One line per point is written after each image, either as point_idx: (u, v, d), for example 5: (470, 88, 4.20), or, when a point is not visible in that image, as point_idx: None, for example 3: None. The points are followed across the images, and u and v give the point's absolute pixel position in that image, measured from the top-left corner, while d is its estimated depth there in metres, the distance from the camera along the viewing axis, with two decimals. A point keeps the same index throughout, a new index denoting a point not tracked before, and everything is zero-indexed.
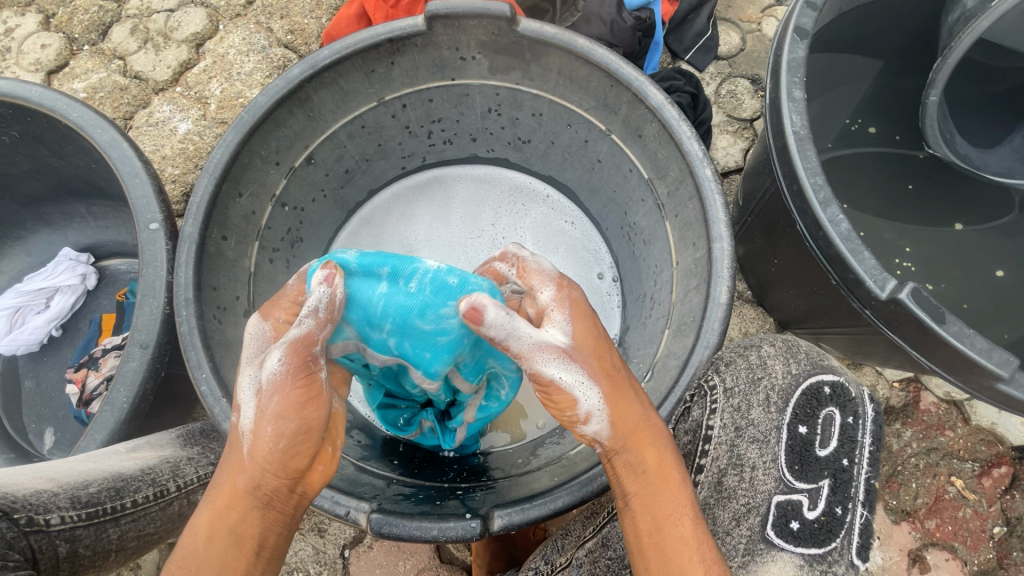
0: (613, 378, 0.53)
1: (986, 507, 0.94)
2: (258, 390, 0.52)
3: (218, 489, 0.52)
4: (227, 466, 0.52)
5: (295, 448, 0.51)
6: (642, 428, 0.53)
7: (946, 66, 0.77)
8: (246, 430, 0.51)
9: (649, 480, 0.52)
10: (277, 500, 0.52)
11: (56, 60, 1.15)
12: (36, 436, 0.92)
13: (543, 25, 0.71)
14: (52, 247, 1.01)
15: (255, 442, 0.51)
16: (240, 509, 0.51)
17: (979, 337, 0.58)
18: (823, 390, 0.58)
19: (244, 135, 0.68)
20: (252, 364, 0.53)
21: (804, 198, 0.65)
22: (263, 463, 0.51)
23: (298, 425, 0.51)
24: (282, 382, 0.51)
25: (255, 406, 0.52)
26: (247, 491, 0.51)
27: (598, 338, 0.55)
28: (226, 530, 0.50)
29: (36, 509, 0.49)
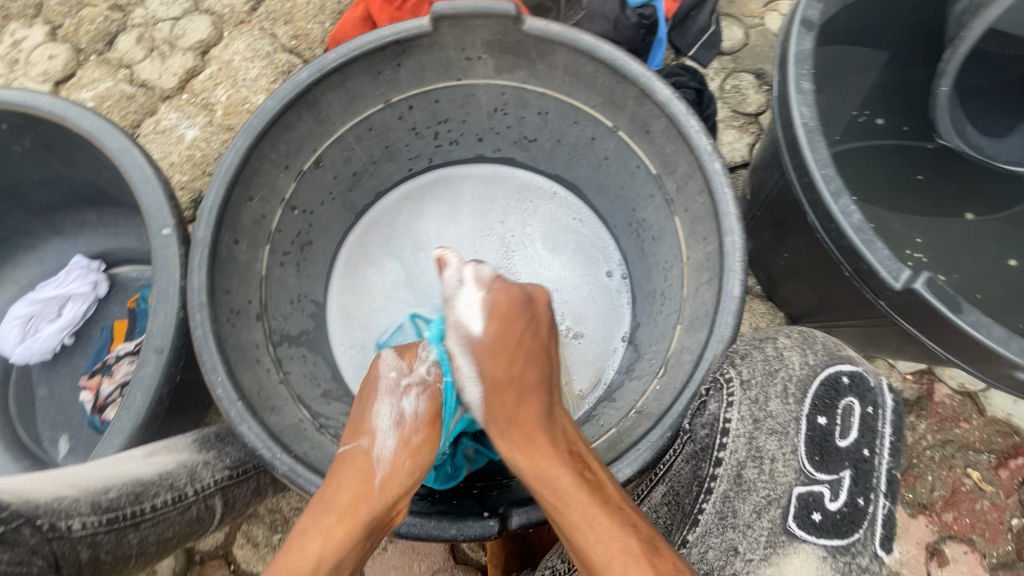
0: (511, 359, 0.64)
1: (1003, 499, 0.93)
2: (398, 422, 0.64)
3: (334, 514, 0.56)
4: (348, 489, 0.57)
5: (410, 491, 0.61)
6: (519, 388, 0.63)
7: (956, 56, 0.81)
8: (381, 462, 0.61)
9: (526, 432, 0.60)
10: (374, 536, 0.58)
11: (64, 71, 1.16)
12: (52, 443, 0.93)
13: (548, 22, 0.71)
14: (63, 255, 1.01)
15: (390, 475, 0.60)
16: (354, 536, 0.56)
17: (996, 325, 0.58)
18: (842, 381, 0.58)
19: (254, 139, 0.69)
20: (391, 395, 0.65)
21: (815, 190, 0.65)
22: (390, 496, 0.59)
23: (419, 470, 0.62)
24: (422, 427, 0.64)
25: (394, 439, 0.63)
26: (366, 520, 0.57)
27: (507, 340, 0.64)
28: (334, 561, 0.55)
29: (58, 515, 0.49)
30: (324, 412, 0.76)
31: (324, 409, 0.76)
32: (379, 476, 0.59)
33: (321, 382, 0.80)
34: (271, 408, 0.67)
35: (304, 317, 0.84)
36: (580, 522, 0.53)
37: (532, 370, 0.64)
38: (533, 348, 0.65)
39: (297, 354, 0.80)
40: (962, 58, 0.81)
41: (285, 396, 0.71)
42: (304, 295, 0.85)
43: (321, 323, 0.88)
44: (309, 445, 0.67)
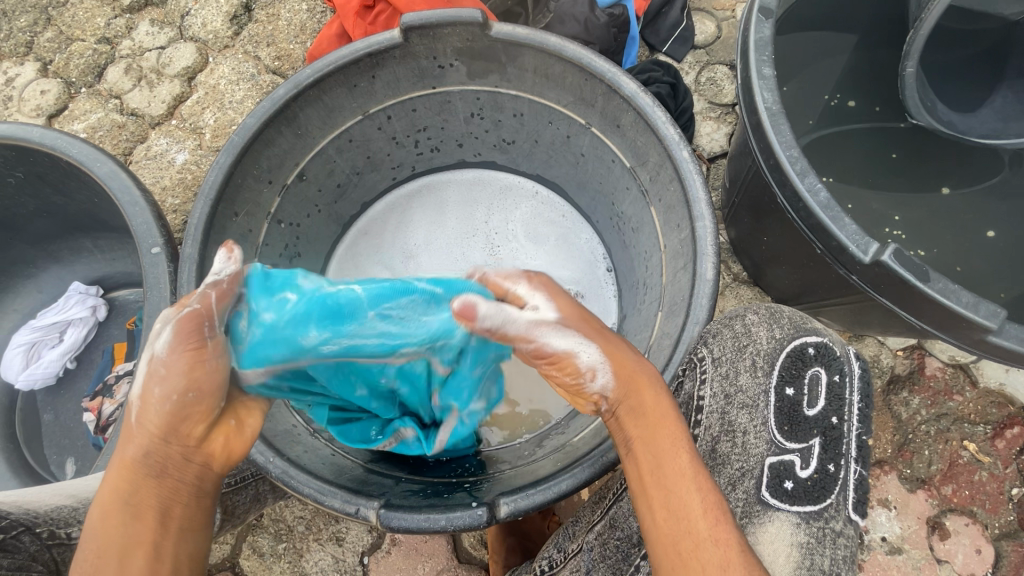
0: (607, 333, 0.55)
1: (1002, 469, 0.93)
2: (150, 362, 0.51)
3: (114, 464, 0.51)
4: (122, 439, 0.52)
5: (180, 413, 0.51)
6: (643, 376, 0.53)
7: (919, 36, 0.75)
8: (136, 401, 0.52)
9: (649, 419, 0.52)
10: (172, 466, 0.51)
11: (56, 104, 1.19)
12: (59, 466, 0.95)
13: (515, 27, 0.73)
14: (63, 282, 1.04)
15: (144, 409, 0.51)
16: (133, 477, 0.50)
17: (964, 291, 0.59)
18: (807, 351, 0.59)
19: (236, 157, 0.71)
20: (156, 336, 0.52)
21: (782, 171, 0.66)
22: (155, 429, 0.51)
23: (182, 393, 0.51)
24: (173, 351, 0.50)
25: (145, 378, 0.51)
26: (137, 458, 0.50)
27: (584, 312, 0.57)
28: (125, 501, 0.49)
29: (58, 523, 0.52)
30: None
31: None
32: (138, 412, 0.51)
33: None
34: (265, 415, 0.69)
35: None
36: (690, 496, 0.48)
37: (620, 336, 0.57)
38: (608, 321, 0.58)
39: None
40: (926, 39, 0.75)
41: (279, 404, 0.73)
42: None
43: None
44: (303, 449, 0.67)
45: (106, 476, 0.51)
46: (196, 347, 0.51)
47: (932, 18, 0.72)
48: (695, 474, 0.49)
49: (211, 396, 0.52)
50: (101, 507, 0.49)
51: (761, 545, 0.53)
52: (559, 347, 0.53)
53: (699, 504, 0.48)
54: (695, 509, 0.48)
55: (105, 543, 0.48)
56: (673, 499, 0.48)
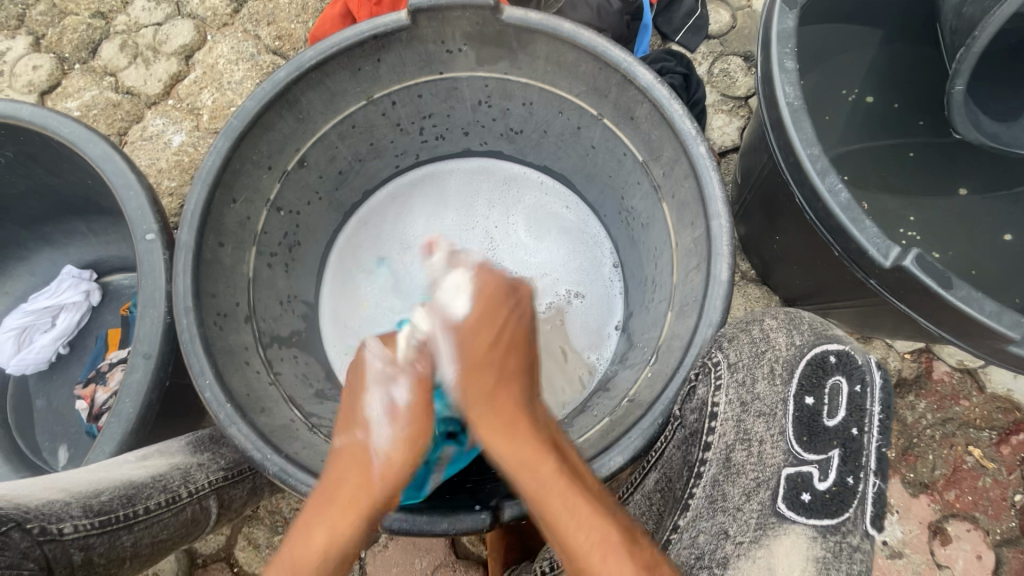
0: (483, 353, 0.61)
1: (1006, 475, 0.92)
2: (391, 412, 0.60)
3: (339, 506, 0.53)
4: (348, 481, 0.55)
5: (412, 477, 0.57)
6: (507, 412, 0.56)
7: (971, 55, 0.74)
8: (376, 451, 0.57)
9: (501, 431, 0.55)
10: (381, 521, 0.55)
11: (49, 81, 1.15)
12: (51, 452, 0.93)
13: (527, 11, 0.70)
14: (56, 265, 1.01)
15: (388, 464, 0.56)
16: (358, 528, 0.53)
17: (987, 300, 0.57)
18: (829, 359, 0.56)
19: (234, 141, 0.68)
20: (379, 385, 0.63)
21: (801, 170, 0.64)
22: (389, 486, 0.56)
23: (419, 455, 0.58)
24: (418, 409, 0.61)
25: (389, 428, 0.59)
26: (370, 510, 0.54)
27: (496, 310, 0.65)
28: (343, 551, 0.52)
29: (48, 519, 0.50)
30: (317, 413, 0.76)
31: (317, 409, 0.76)
32: (377, 465, 0.56)
33: (314, 382, 0.80)
34: (262, 409, 0.67)
35: (295, 317, 0.84)
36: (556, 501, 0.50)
37: (508, 348, 0.62)
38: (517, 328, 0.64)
39: (289, 355, 0.80)
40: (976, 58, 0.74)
41: (277, 397, 0.71)
42: (294, 296, 0.84)
43: (313, 323, 0.88)
44: (301, 445, 0.66)
45: (328, 517, 0.52)
46: (428, 406, 0.61)
47: (984, 38, 0.71)
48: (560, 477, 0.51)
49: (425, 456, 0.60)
50: (312, 549, 0.51)
51: (776, 558, 0.52)
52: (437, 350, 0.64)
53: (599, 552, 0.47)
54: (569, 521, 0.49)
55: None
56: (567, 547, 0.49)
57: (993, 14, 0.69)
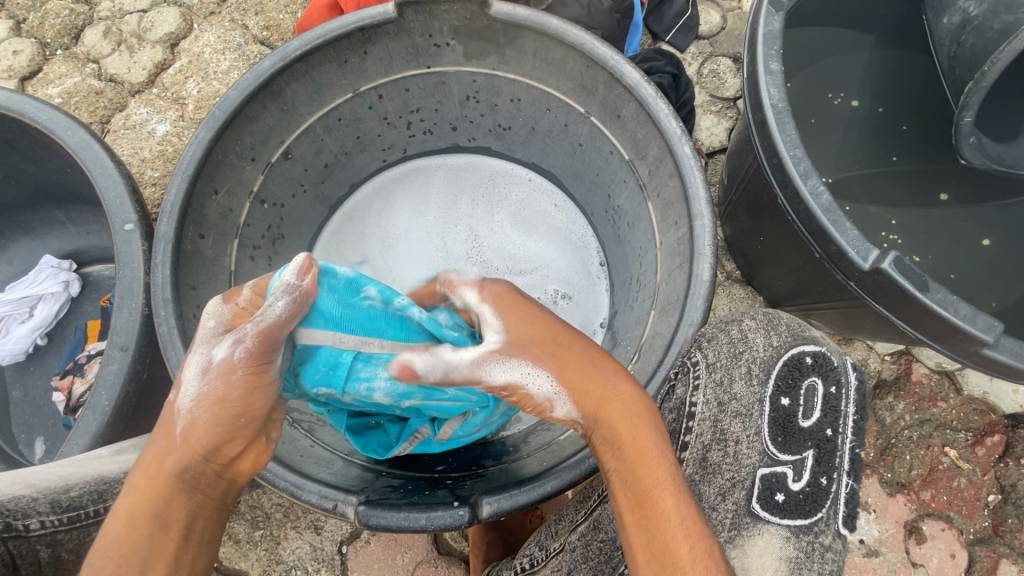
0: (572, 348, 0.53)
1: (980, 476, 0.94)
2: (204, 369, 0.48)
3: (142, 472, 0.47)
4: (156, 443, 0.48)
5: (229, 435, 0.48)
6: (621, 406, 0.50)
7: (979, 88, 0.72)
8: (181, 411, 0.48)
9: (625, 453, 0.48)
10: (205, 484, 0.47)
11: (29, 66, 1.13)
12: (27, 445, 0.91)
13: (515, 6, 0.70)
14: (34, 255, 1.00)
15: (190, 424, 0.47)
16: (162, 492, 0.46)
17: (962, 303, 0.58)
18: (805, 360, 0.58)
19: (216, 131, 0.68)
20: (205, 344, 0.50)
21: (785, 171, 0.64)
22: (196, 447, 0.47)
23: (235, 412, 0.48)
24: (235, 365, 0.48)
25: (198, 385, 0.48)
26: (173, 474, 0.46)
27: (536, 322, 0.54)
28: (154, 517, 0.46)
29: (15, 515, 0.50)
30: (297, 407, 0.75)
31: None
32: (181, 426, 0.47)
33: None
34: None
35: None
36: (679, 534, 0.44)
37: (583, 347, 0.53)
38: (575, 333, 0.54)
39: None
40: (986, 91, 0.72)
41: None
42: None
43: None
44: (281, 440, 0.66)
45: (131, 481, 0.46)
46: (257, 363, 0.48)
47: (994, 73, 0.70)
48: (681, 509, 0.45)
49: (266, 411, 0.49)
50: (125, 516, 0.46)
51: (750, 558, 0.53)
52: (518, 380, 0.52)
53: (688, 554, 0.44)
54: (684, 556, 0.44)
55: (124, 557, 0.44)
56: (656, 544, 0.44)
57: (1004, 50, 0.68)
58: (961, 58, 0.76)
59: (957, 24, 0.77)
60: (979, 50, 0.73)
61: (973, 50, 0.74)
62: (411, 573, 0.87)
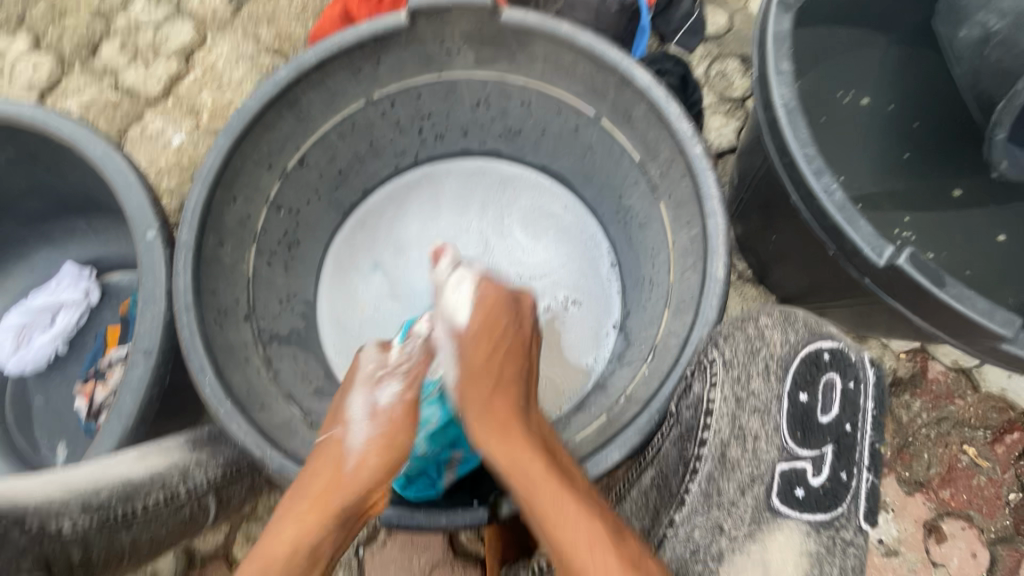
0: (496, 351, 0.64)
1: (1000, 474, 0.93)
2: (373, 410, 0.62)
3: (307, 502, 0.54)
4: (318, 480, 0.56)
5: (382, 479, 0.58)
6: (505, 410, 0.60)
7: (1012, 106, 0.74)
8: (351, 452, 0.59)
9: (507, 457, 0.56)
10: (351, 521, 0.55)
11: (48, 80, 1.16)
12: (50, 450, 0.93)
13: (526, 12, 0.71)
14: (55, 264, 1.02)
15: (359, 464, 0.58)
16: (326, 525, 0.53)
17: (980, 298, 0.58)
18: (823, 356, 0.58)
19: (234, 140, 0.69)
20: (365, 385, 0.65)
21: (797, 170, 0.64)
22: (361, 484, 0.56)
23: (396, 454, 0.60)
24: (399, 408, 0.63)
25: (367, 427, 0.61)
26: (340, 509, 0.54)
27: (494, 324, 0.66)
28: (307, 547, 0.52)
29: (48, 517, 0.50)
30: (315, 410, 0.76)
31: (315, 406, 0.77)
32: (349, 465, 0.58)
33: (313, 381, 0.81)
34: (261, 406, 0.67)
35: (295, 316, 0.84)
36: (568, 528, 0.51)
37: (510, 357, 0.65)
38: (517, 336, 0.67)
39: (288, 352, 0.80)
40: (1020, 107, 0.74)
41: (276, 394, 0.72)
42: (293, 294, 0.85)
43: (311, 322, 0.88)
44: (301, 441, 0.67)
45: (298, 507, 0.54)
46: (415, 403, 0.64)
47: None
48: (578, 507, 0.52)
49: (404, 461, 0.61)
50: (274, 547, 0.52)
51: (769, 551, 0.54)
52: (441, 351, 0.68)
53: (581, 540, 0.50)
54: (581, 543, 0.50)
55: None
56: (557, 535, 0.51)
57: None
58: (983, 74, 0.80)
59: (977, 38, 0.80)
60: (1006, 65, 0.77)
61: (999, 65, 0.78)
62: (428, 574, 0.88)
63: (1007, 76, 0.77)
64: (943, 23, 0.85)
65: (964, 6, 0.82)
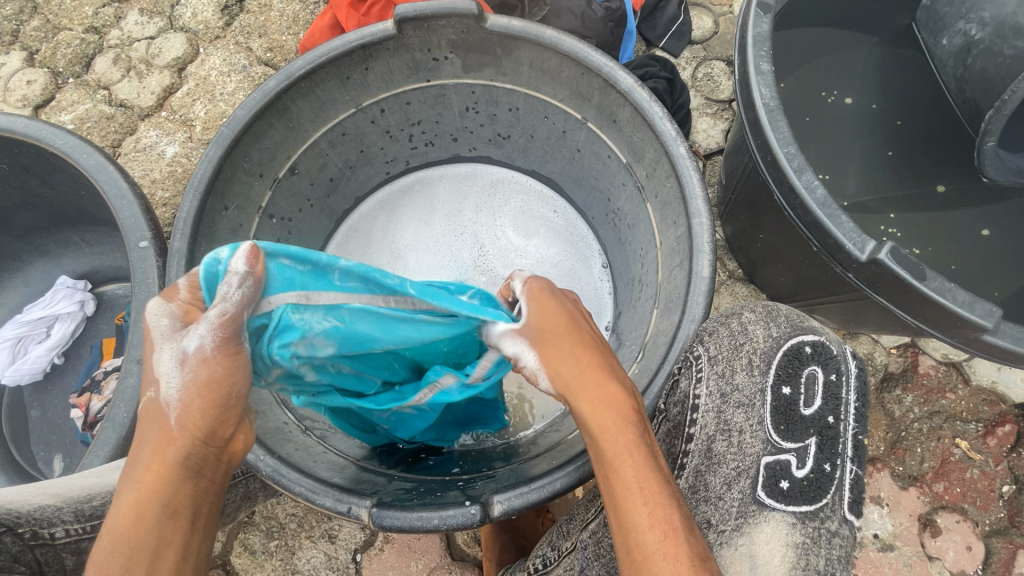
0: (561, 334, 0.53)
1: (993, 467, 0.94)
2: (182, 363, 0.46)
3: (142, 467, 0.45)
4: (147, 443, 0.45)
5: (224, 418, 0.47)
6: (590, 380, 0.51)
7: (1000, 115, 0.77)
8: (168, 401, 0.46)
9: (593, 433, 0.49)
10: (208, 468, 0.46)
11: (43, 95, 1.17)
12: (46, 463, 0.93)
13: (510, 19, 0.72)
14: (50, 276, 1.02)
15: (184, 412, 0.46)
16: (165, 484, 0.44)
17: (961, 290, 0.59)
18: (804, 350, 0.59)
19: (225, 150, 0.70)
20: (172, 339, 0.47)
21: (779, 168, 0.66)
22: (196, 433, 0.46)
23: (233, 389, 0.48)
24: (221, 350, 0.47)
25: (180, 378, 0.46)
26: (176, 464, 0.45)
27: (558, 314, 0.55)
28: (158, 508, 0.44)
29: (41, 524, 0.52)
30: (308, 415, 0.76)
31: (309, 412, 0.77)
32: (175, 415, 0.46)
33: None
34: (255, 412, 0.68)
35: None
36: (638, 511, 0.45)
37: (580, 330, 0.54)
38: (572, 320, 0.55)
39: None
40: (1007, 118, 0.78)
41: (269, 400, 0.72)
42: None
43: None
44: (294, 446, 0.66)
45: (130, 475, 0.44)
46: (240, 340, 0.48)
47: (1014, 101, 0.75)
48: (649, 494, 0.46)
49: (248, 386, 0.50)
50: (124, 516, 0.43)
51: (757, 545, 0.53)
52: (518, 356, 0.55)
53: (645, 520, 0.45)
54: (642, 523, 0.45)
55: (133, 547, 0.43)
56: (620, 514, 0.46)
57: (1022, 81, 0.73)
58: (970, 80, 0.83)
59: (961, 45, 0.84)
60: (991, 73, 0.79)
61: (983, 73, 0.81)
62: None
63: (992, 82, 0.80)
64: (931, 31, 0.89)
65: (947, 16, 0.86)
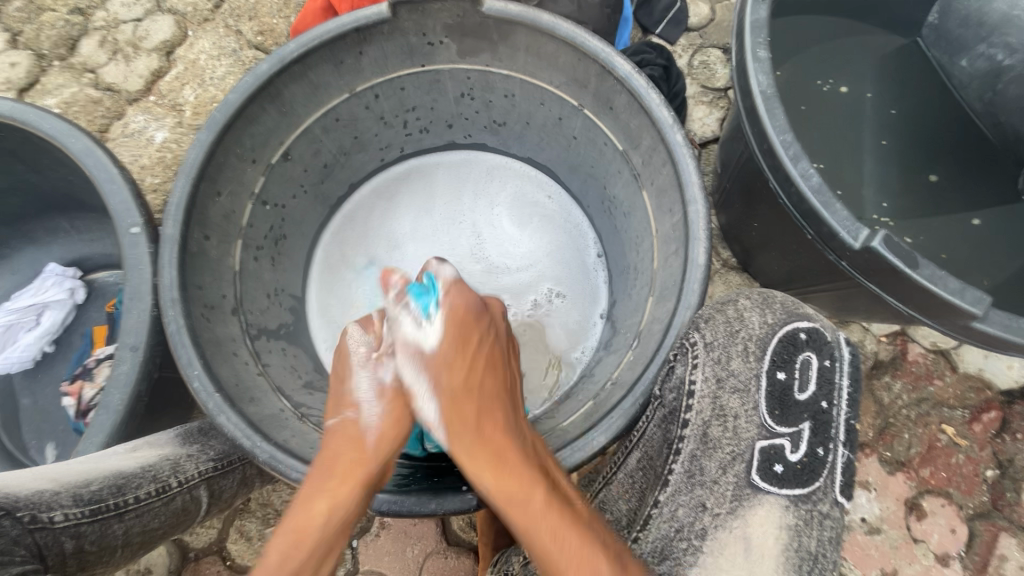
0: (449, 388, 0.65)
1: (978, 451, 0.96)
2: (379, 392, 0.67)
3: (338, 472, 0.59)
4: (347, 453, 0.61)
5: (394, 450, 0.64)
6: (490, 442, 0.61)
7: None
8: (365, 423, 0.65)
9: (499, 477, 0.58)
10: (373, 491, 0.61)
11: (27, 78, 1.14)
12: (38, 451, 0.93)
13: (507, 3, 0.71)
14: (39, 264, 1.01)
15: (380, 437, 0.64)
16: (354, 493, 0.58)
17: (952, 277, 0.60)
18: (800, 336, 0.59)
19: (218, 134, 0.69)
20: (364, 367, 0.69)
21: (775, 156, 0.66)
22: (382, 456, 0.63)
23: (404, 433, 0.66)
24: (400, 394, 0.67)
25: (376, 408, 0.66)
26: (366, 479, 0.60)
27: (457, 355, 0.67)
28: (342, 512, 0.57)
29: (39, 507, 0.50)
30: (305, 402, 0.77)
31: (305, 399, 0.78)
32: (369, 437, 0.64)
33: (302, 374, 0.81)
34: (251, 399, 0.68)
35: (282, 311, 0.84)
36: (555, 550, 0.52)
37: (482, 394, 0.65)
38: (472, 378, 0.66)
39: (277, 347, 0.80)
40: None
41: (265, 387, 0.72)
42: (281, 289, 0.85)
43: (300, 317, 0.88)
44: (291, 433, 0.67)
45: (330, 481, 0.58)
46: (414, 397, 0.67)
47: None
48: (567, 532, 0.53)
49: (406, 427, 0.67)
50: (312, 510, 0.56)
51: (752, 527, 0.55)
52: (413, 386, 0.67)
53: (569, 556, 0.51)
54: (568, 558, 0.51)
55: (308, 545, 0.54)
56: (545, 550, 0.52)
57: None
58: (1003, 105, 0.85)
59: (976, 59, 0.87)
60: None
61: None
62: (421, 565, 0.89)
63: None
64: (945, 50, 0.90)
65: (962, 38, 0.89)
